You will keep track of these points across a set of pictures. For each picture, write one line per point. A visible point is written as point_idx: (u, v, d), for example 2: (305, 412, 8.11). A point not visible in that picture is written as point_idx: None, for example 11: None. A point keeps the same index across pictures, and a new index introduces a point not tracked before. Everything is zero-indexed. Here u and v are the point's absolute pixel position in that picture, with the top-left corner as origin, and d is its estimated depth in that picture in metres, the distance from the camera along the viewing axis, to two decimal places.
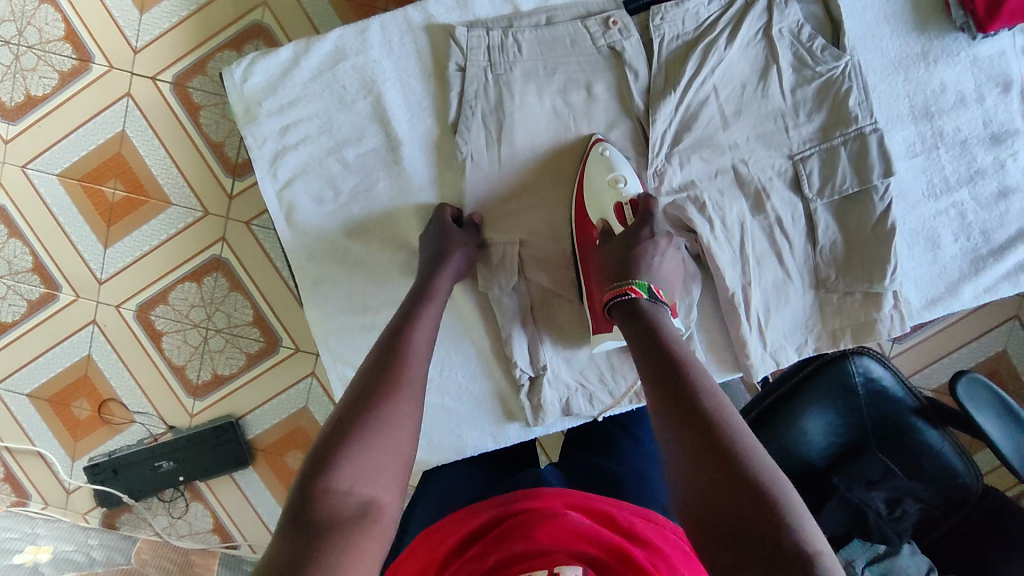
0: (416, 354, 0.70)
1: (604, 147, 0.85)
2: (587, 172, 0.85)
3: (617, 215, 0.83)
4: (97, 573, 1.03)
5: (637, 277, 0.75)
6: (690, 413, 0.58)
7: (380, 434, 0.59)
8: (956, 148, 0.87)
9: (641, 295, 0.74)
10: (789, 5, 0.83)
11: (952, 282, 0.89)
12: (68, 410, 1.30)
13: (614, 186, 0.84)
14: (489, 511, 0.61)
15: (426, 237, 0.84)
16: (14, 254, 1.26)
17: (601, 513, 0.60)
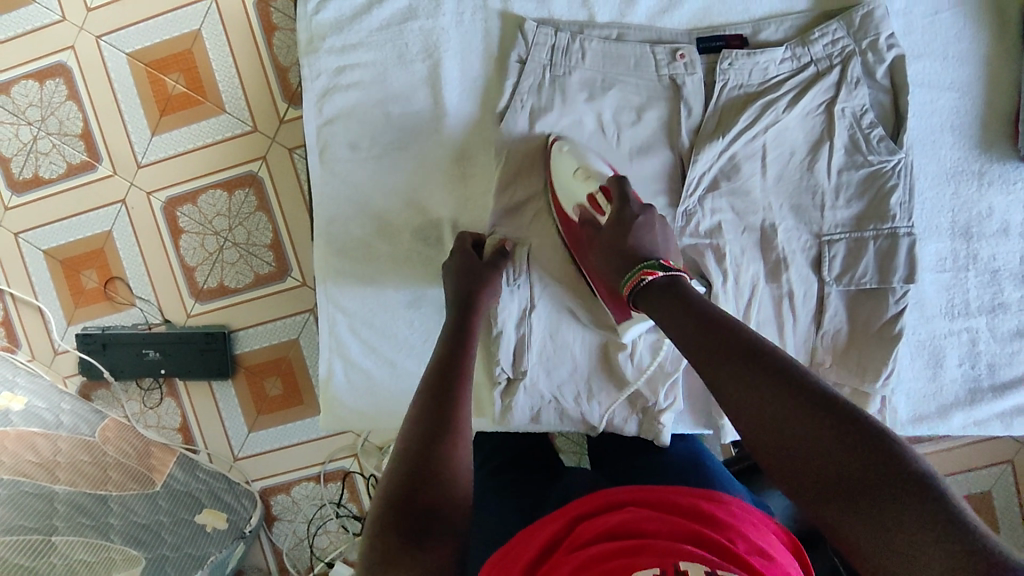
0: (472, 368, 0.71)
1: (561, 143, 0.85)
2: (555, 169, 0.84)
3: (594, 207, 0.81)
4: (59, 436, 1.13)
5: (647, 259, 0.73)
6: (778, 394, 0.55)
7: (450, 451, 0.61)
8: (986, 275, 0.86)
9: (656, 274, 0.71)
10: (859, 86, 0.81)
11: (944, 405, 0.88)
12: (76, 276, 1.35)
13: (587, 178, 0.82)
14: (547, 526, 0.57)
15: (448, 263, 0.85)
16: (67, 116, 1.30)
17: (666, 498, 0.57)
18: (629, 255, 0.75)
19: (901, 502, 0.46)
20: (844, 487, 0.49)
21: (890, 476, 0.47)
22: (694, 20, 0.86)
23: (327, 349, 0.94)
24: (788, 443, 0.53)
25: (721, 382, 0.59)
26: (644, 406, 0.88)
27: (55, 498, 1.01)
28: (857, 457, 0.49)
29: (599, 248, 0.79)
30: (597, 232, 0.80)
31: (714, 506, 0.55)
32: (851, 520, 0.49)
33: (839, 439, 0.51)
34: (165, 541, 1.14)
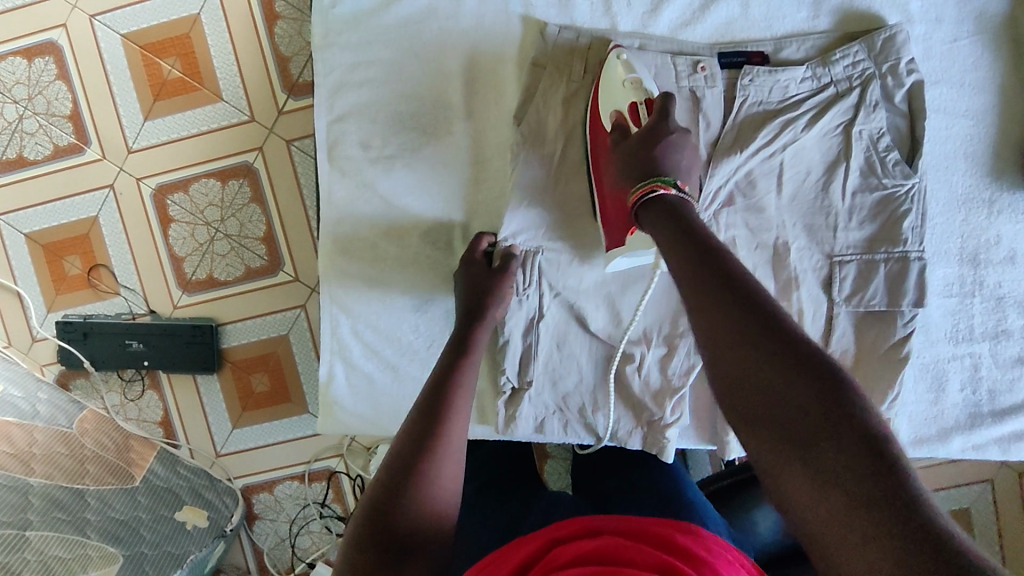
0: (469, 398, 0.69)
1: (620, 53, 0.81)
2: (602, 80, 0.81)
3: (631, 115, 0.75)
4: (36, 427, 1.09)
5: (665, 173, 0.68)
6: (753, 328, 0.51)
7: (432, 481, 0.59)
8: (991, 301, 0.87)
9: (670, 190, 0.66)
10: (878, 109, 0.81)
11: (945, 429, 0.89)
12: (59, 263, 1.30)
13: (635, 89, 0.77)
14: (533, 542, 0.57)
15: (459, 271, 0.85)
16: (56, 96, 1.26)
17: (646, 530, 0.57)
18: (650, 164, 0.69)
19: (854, 465, 0.43)
20: (801, 437, 0.46)
21: (852, 437, 0.44)
22: (716, 35, 0.85)
23: (328, 351, 0.92)
24: (749, 379, 0.50)
25: (696, 306, 0.55)
26: (650, 420, 0.89)
27: (30, 491, 0.97)
28: (826, 408, 0.46)
29: (617, 158, 0.73)
30: (624, 140, 0.73)
31: (690, 540, 0.56)
32: (798, 470, 0.45)
33: (808, 389, 0.47)
34: (144, 539, 1.11)
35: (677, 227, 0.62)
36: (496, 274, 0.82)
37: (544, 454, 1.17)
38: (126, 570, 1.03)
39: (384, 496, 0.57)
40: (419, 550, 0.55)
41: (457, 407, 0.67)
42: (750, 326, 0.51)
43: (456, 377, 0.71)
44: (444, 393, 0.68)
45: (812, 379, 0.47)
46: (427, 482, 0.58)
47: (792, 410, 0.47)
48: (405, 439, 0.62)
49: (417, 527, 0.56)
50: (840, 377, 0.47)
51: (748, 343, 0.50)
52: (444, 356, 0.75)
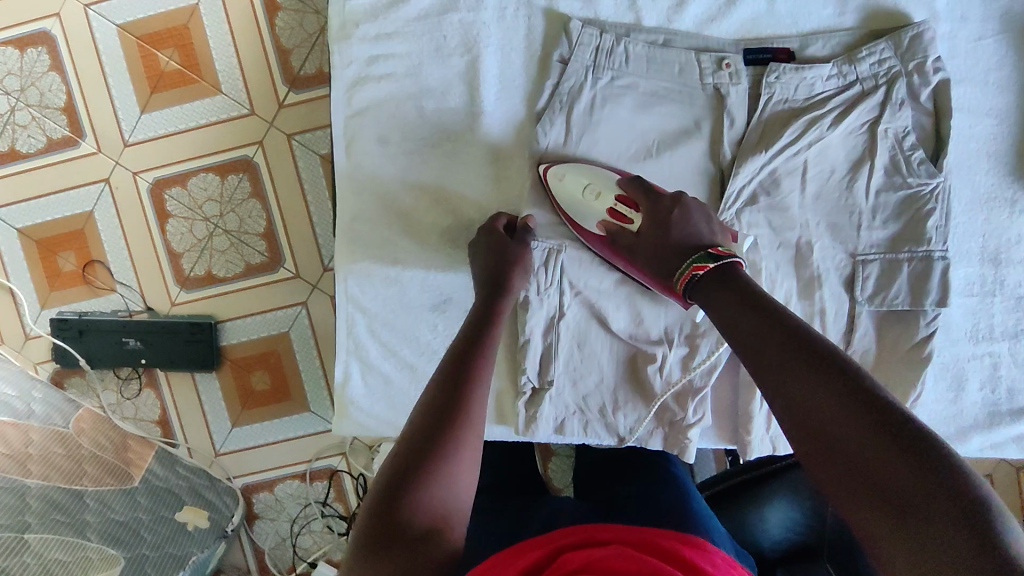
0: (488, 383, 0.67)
1: (554, 171, 0.83)
2: (560, 197, 0.83)
3: (616, 217, 0.80)
4: (32, 427, 1.06)
5: (697, 252, 0.70)
6: (836, 389, 0.52)
7: (450, 475, 0.57)
8: (1012, 301, 0.87)
9: (707, 266, 0.68)
10: (903, 108, 0.81)
11: (964, 428, 0.89)
12: (53, 259, 1.27)
13: (598, 195, 0.80)
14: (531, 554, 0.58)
15: (476, 243, 0.84)
16: (50, 88, 1.22)
17: (651, 541, 0.58)
18: (682, 248, 0.73)
19: (950, 530, 0.43)
20: (888, 499, 0.46)
21: (943, 497, 0.44)
22: (742, 31, 0.84)
23: (343, 350, 0.90)
24: (830, 440, 0.50)
25: (772, 375, 0.57)
26: (671, 420, 0.89)
27: (28, 493, 0.94)
28: (911, 465, 0.46)
29: (641, 258, 0.77)
30: (636, 240, 0.77)
31: (696, 554, 0.57)
32: (887, 531, 0.46)
33: (889, 447, 0.47)
34: (145, 540, 1.08)
35: (739, 295, 0.64)
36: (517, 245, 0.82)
37: (548, 452, 1.18)
38: (128, 571, 1.01)
39: (397, 487, 0.55)
40: (436, 542, 0.53)
41: (475, 393, 0.64)
42: (827, 387, 0.52)
43: (472, 359, 0.68)
44: (460, 379, 0.65)
45: (890, 435, 0.48)
46: (444, 474, 0.57)
47: (876, 471, 0.47)
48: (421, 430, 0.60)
49: (434, 518, 0.55)
50: (926, 439, 0.47)
51: (831, 400, 0.51)
52: (459, 336, 0.72)
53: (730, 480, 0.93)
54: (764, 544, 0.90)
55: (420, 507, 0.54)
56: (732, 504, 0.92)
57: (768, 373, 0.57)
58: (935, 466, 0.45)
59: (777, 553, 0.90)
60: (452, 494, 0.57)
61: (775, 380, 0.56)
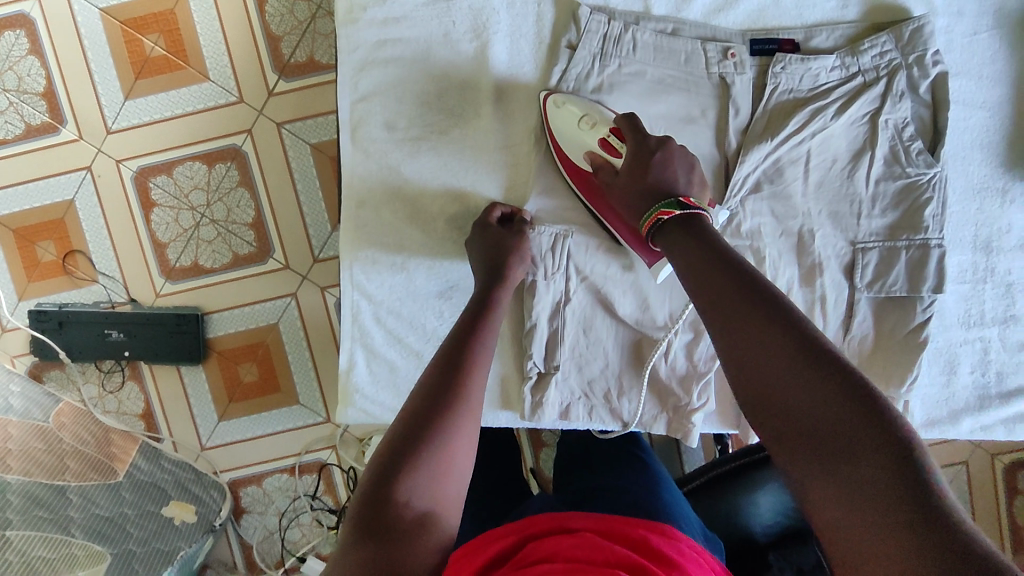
0: (482, 378, 0.67)
1: (555, 99, 0.82)
2: (557, 129, 0.82)
3: (607, 150, 0.77)
4: (12, 421, 1.02)
5: (665, 196, 0.67)
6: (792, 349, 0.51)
7: (438, 470, 0.56)
8: (1002, 287, 0.90)
9: (671, 214, 0.65)
10: (904, 99, 0.83)
11: (955, 411, 0.92)
12: (32, 249, 1.24)
13: (594, 126, 0.78)
14: (502, 538, 0.56)
15: (472, 241, 0.84)
16: (28, 73, 1.19)
17: (619, 530, 0.57)
18: (649, 191, 0.69)
19: (882, 478, 0.43)
20: (827, 448, 0.46)
21: (880, 447, 0.44)
22: (748, 20, 0.86)
23: (348, 337, 0.90)
24: (777, 391, 0.50)
25: (720, 320, 0.56)
26: (675, 404, 0.90)
27: (9, 489, 0.91)
28: (852, 417, 0.46)
29: (617, 193, 0.73)
30: (616, 176, 0.74)
31: (664, 542, 0.55)
32: (825, 480, 0.46)
33: (830, 399, 0.47)
34: (132, 536, 1.07)
35: (694, 239, 0.62)
36: (514, 235, 0.82)
37: (539, 442, 1.19)
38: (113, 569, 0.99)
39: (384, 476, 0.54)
40: (430, 532, 0.53)
41: (466, 385, 0.64)
42: (774, 334, 0.52)
43: (463, 353, 0.68)
44: (449, 373, 0.65)
45: (845, 395, 0.47)
46: (432, 468, 0.56)
47: (826, 428, 0.47)
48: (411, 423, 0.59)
49: (430, 508, 0.54)
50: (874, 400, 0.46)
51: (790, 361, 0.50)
52: (451, 333, 0.72)
53: (729, 465, 0.94)
54: (755, 529, 0.91)
55: (415, 496, 0.54)
56: (728, 489, 0.93)
57: (726, 320, 0.55)
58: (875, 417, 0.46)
59: (768, 537, 0.92)
60: (444, 486, 0.56)
61: (723, 325, 0.55)
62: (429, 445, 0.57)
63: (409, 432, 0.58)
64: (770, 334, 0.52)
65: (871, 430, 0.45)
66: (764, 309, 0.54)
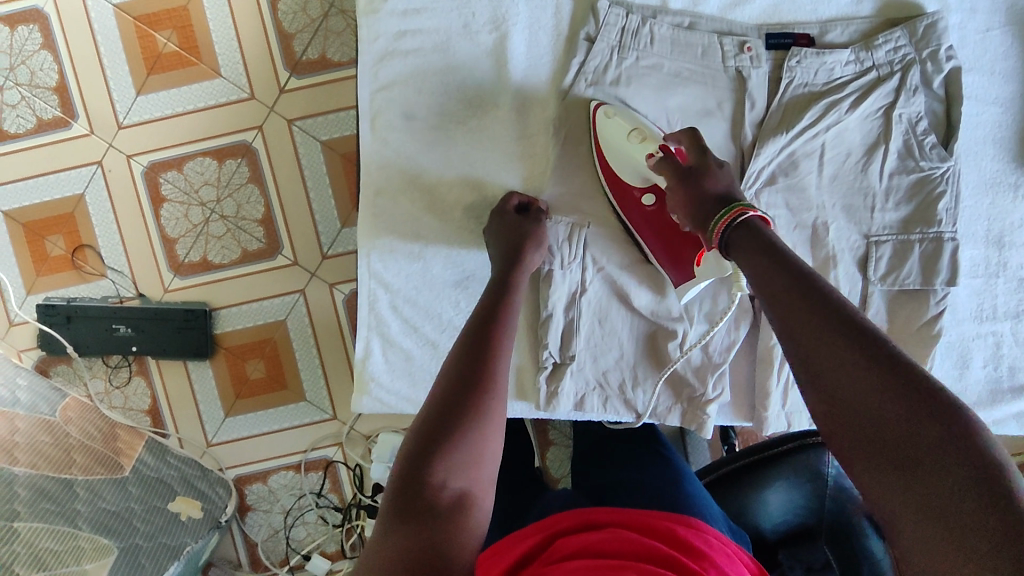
0: (507, 363, 0.67)
1: (604, 110, 0.82)
2: (604, 138, 0.83)
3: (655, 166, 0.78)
4: (20, 414, 1.02)
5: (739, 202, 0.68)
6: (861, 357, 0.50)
7: (470, 454, 0.56)
8: (1014, 282, 0.90)
9: (755, 212, 0.66)
10: (917, 94, 0.84)
11: (967, 404, 0.92)
12: (41, 242, 1.24)
13: (644, 140, 0.79)
14: (533, 536, 0.61)
15: (489, 229, 0.85)
16: (41, 67, 1.20)
17: (644, 522, 0.61)
18: (700, 198, 0.70)
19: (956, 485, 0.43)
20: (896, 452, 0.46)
21: (961, 458, 0.43)
22: (763, 16, 0.87)
23: (363, 328, 0.90)
24: (848, 398, 0.50)
25: (789, 326, 0.57)
26: (689, 396, 0.90)
27: (16, 482, 0.90)
28: (930, 428, 0.45)
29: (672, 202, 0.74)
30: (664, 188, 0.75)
31: (691, 533, 0.59)
32: (894, 485, 0.46)
33: (900, 404, 0.47)
34: (138, 530, 1.06)
35: (759, 246, 0.63)
36: (530, 222, 0.83)
37: (546, 441, 1.18)
38: (121, 564, 1.00)
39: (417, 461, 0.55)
40: (466, 514, 0.53)
41: (496, 372, 0.64)
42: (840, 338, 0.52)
43: (492, 338, 0.68)
44: (479, 358, 0.65)
45: (914, 400, 0.47)
46: (463, 453, 0.56)
47: (898, 435, 0.46)
48: (440, 405, 0.59)
49: (464, 489, 0.54)
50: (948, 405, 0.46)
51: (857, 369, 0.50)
52: (473, 315, 0.72)
53: (734, 463, 0.93)
54: (765, 527, 0.91)
55: (449, 477, 0.54)
56: (736, 487, 0.92)
57: (792, 329, 0.56)
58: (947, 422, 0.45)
59: (778, 535, 0.91)
60: (478, 470, 0.56)
61: (793, 331, 0.56)
62: (465, 430, 0.57)
63: (442, 413, 0.59)
64: (837, 338, 0.52)
65: (942, 435, 0.44)
66: (834, 319, 0.54)
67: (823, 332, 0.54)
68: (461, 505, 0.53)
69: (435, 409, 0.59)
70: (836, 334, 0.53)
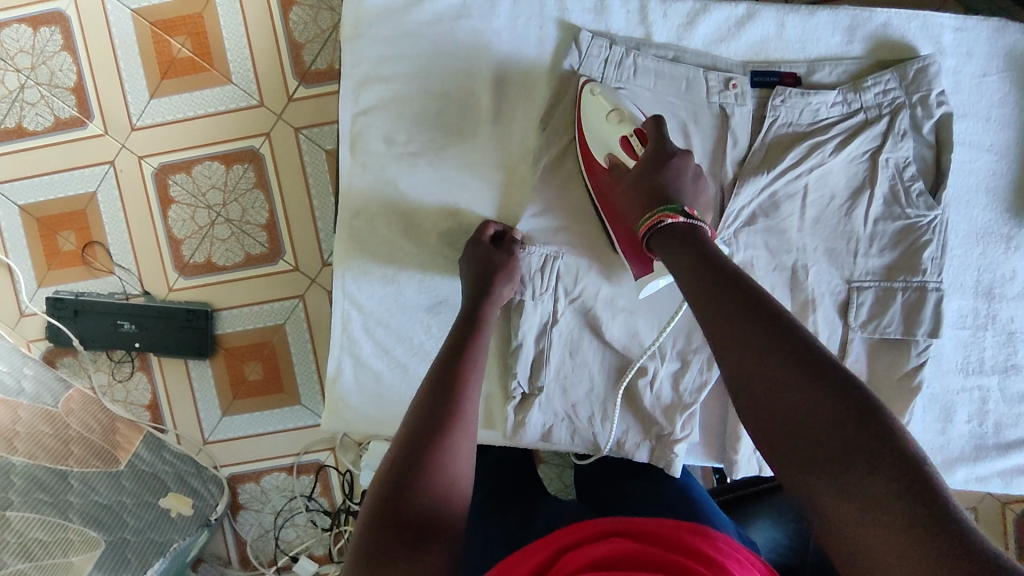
0: (474, 403, 0.66)
1: (592, 87, 0.81)
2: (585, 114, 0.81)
3: (627, 150, 0.76)
4: (21, 404, 1.02)
5: (670, 202, 0.68)
6: (784, 357, 0.52)
7: (439, 483, 0.56)
8: (1002, 335, 0.88)
9: (676, 218, 0.66)
10: (906, 139, 0.82)
11: (949, 459, 0.89)
12: (53, 237, 1.27)
13: (620, 122, 0.77)
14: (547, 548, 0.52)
15: (464, 258, 0.84)
16: (60, 67, 1.23)
17: (647, 529, 0.53)
18: (656, 190, 0.69)
19: (885, 476, 0.45)
20: (823, 450, 0.48)
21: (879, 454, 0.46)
22: (750, 53, 0.86)
23: (339, 345, 0.91)
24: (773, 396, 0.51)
25: (715, 330, 0.56)
26: (658, 434, 0.88)
27: (13, 470, 0.91)
28: (844, 421, 0.48)
29: (624, 190, 0.73)
30: (624, 174, 0.74)
31: (699, 539, 0.51)
32: (832, 495, 0.46)
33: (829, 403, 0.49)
34: (127, 525, 1.06)
35: (688, 246, 0.63)
36: (502, 254, 0.83)
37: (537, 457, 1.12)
38: (106, 557, 0.98)
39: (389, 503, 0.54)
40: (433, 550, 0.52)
41: (464, 407, 0.64)
42: (770, 348, 0.53)
43: (459, 366, 0.69)
44: (450, 384, 0.66)
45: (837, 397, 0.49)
46: (434, 487, 0.56)
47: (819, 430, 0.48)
48: (410, 436, 0.60)
49: (433, 530, 0.53)
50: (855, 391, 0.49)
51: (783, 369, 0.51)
52: (442, 352, 0.72)
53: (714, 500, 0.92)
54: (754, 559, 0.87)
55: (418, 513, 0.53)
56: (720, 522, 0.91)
57: (716, 325, 0.56)
58: (874, 429, 0.47)
59: None
60: (447, 507, 0.55)
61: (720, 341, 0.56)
62: (430, 467, 0.56)
63: (411, 449, 0.58)
64: (759, 337, 0.54)
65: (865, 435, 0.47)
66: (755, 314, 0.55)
67: (745, 326, 0.55)
68: (428, 539, 0.52)
69: (405, 442, 0.59)
70: (754, 331, 0.54)
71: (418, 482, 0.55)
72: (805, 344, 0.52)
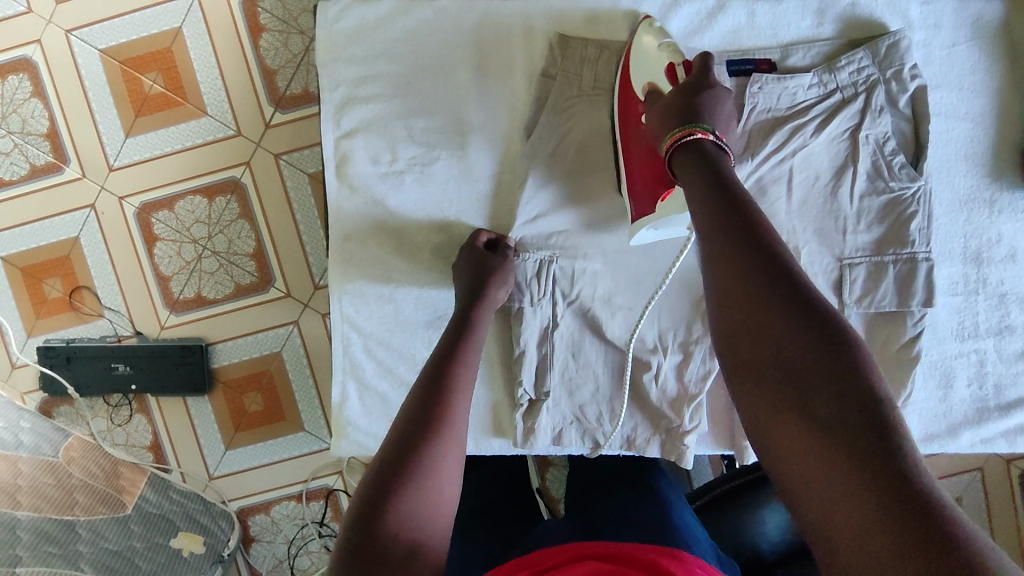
0: (462, 406, 0.65)
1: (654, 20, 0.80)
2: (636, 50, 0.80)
3: (668, 78, 0.74)
4: (21, 457, 1.01)
5: (705, 121, 0.67)
6: (778, 296, 0.51)
7: (425, 491, 0.56)
8: (994, 298, 0.89)
9: (708, 136, 0.66)
10: (883, 114, 0.83)
11: (953, 424, 0.91)
12: (39, 285, 1.26)
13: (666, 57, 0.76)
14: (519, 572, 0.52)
15: (459, 263, 0.84)
16: (32, 114, 1.22)
17: (624, 553, 0.54)
18: (692, 109, 0.68)
19: (853, 420, 0.45)
20: (797, 390, 0.48)
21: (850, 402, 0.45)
22: (723, 43, 0.87)
23: (341, 368, 0.91)
24: (760, 331, 0.51)
25: (711, 264, 0.56)
26: (667, 428, 0.90)
27: (18, 526, 0.90)
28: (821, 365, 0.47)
29: (658, 112, 0.71)
30: (660, 99, 0.72)
31: (674, 563, 0.52)
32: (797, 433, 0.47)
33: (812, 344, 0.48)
34: (140, 569, 1.06)
35: (705, 172, 0.63)
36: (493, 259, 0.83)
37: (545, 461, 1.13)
38: None
39: (370, 512, 0.53)
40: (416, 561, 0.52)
41: (453, 411, 0.63)
42: (766, 286, 0.52)
43: (447, 371, 0.68)
44: (441, 388, 0.66)
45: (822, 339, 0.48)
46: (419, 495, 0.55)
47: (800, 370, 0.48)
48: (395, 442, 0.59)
49: (414, 542, 0.53)
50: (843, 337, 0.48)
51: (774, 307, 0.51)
52: (433, 356, 0.72)
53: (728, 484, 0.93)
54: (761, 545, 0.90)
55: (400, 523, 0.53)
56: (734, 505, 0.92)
57: (716, 258, 0.56)
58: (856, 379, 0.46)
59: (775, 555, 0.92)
60: (431, 515, 0.55)
61: (718, 274, 0.55)
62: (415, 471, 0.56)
63: (396, 453, 0.58)
64: (757, 276, 0.53)
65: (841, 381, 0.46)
66: (753, 254, 0.54)
67: (745, 263, 0.54)
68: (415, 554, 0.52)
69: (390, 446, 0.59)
70: (753, 271, 0.53)
71: (402, 488, 0.55)
72: (805, 295, 0.51)
